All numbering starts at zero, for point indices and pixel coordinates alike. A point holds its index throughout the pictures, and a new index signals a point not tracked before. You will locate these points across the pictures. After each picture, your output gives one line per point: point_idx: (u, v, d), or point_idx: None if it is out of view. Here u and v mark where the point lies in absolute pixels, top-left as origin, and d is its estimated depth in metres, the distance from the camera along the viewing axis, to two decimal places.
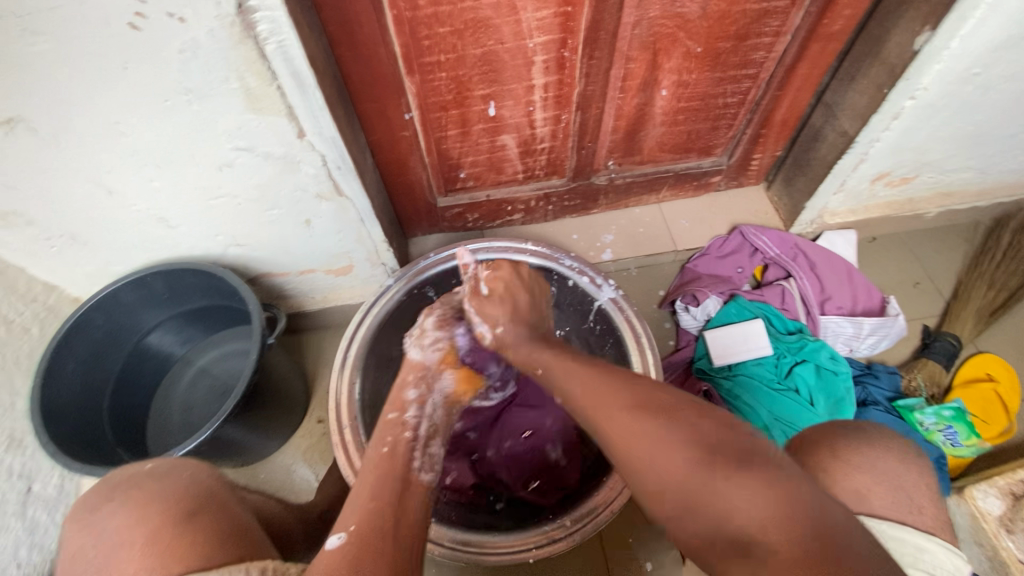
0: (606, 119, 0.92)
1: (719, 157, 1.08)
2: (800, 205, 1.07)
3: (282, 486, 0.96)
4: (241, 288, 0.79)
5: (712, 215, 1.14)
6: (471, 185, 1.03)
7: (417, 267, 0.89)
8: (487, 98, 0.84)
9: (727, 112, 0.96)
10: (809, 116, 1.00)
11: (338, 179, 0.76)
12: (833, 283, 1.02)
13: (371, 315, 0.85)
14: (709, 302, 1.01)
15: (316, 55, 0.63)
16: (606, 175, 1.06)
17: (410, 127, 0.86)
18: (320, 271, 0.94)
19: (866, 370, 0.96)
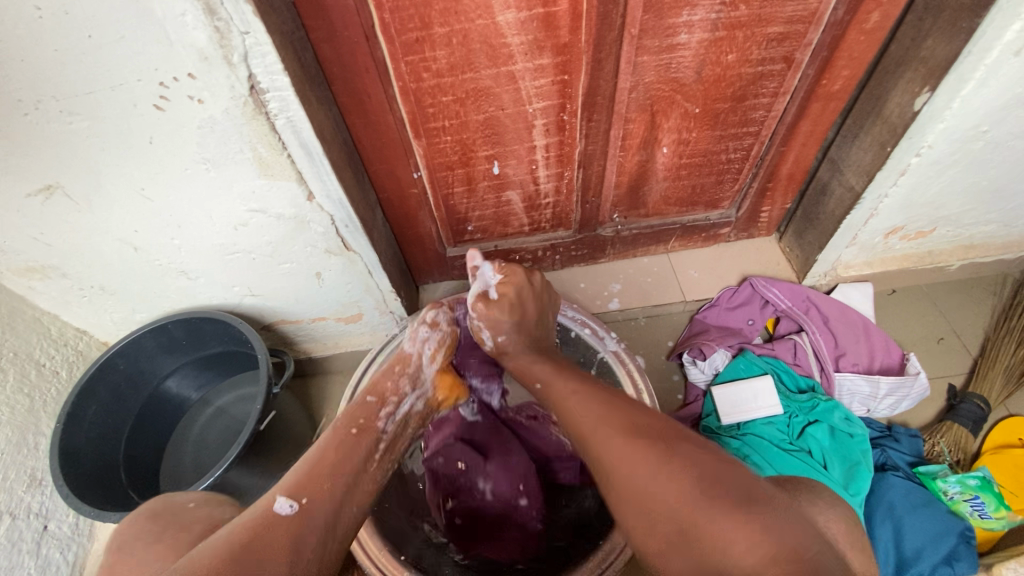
0: (609, 174, 0.95)
1: (726, 210, 1.08)
2: (811, 258, 1.05)
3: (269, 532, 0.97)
4: (252, 337, 0.83)
5: (722, 266, 1.13)
6: (479, 237, 1.05)
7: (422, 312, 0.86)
8: (491, 158, 0.87)
9: (731, 167, 0.97)
10: (816, 170, 1.00)
11: (346, 235, 0.80)
12: (849, 338, 0.99)
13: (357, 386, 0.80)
14: (716, 356, 0.99)
15: (324, 125, 0.68)
16: (612, 226, 1.08)
17: (418, 185, 0.90)
18: (331, 319, 0.98)
19: (885, 432, 0.92)
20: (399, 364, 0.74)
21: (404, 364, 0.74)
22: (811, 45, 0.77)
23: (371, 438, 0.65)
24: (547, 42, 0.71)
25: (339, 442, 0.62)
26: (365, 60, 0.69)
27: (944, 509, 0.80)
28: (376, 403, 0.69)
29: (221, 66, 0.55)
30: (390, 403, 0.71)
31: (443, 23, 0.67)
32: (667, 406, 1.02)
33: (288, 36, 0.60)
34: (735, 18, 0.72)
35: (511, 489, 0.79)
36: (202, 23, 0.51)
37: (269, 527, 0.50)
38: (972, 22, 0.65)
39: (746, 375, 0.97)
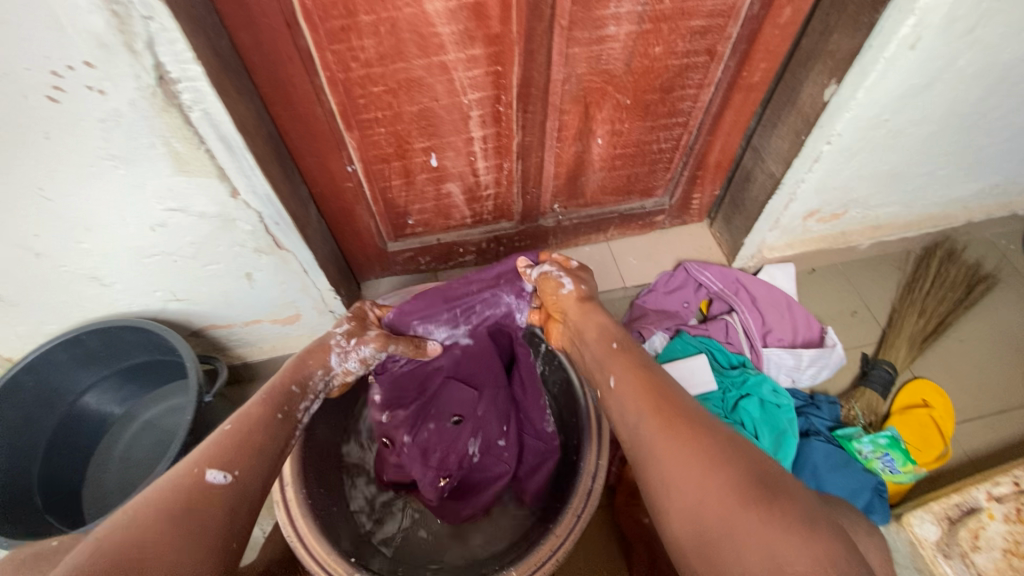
0: (547, 165, 0.96)
1: (660, 198, 1.12)
2: (739, 241, 1.11)
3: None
4: (179, 344, 0.78)
5: (659, 252, 1.18)
6: (420, 231, 1.04)
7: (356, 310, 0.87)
8: (427, 150, 0.86)
9: (663, 156, 1.01)
10: (741, 158, 1.05)
11: (276, 233, 0.77)
12: (774, 315, 1.05)
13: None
14: (654, 338, 1.03)
15: (246, 118, 0.65)
16: (553, 217, 1.09)
17: (353, 179, 0.88)
18: (266, 321, 0.94)
19: (808, 400, 0.99)
20: (320, 368, 0.71)
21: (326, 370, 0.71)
22: (731, 39, 0.81)
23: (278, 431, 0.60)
24: (478, 32, 0.70)
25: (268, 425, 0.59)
26: (287, 49, 0.66)
27: (860, 468, 0.88)
28: (299, 395, 0.66)
29: (122, 54, 0.51)
30: (308, 396, 0.68)
31: (369, 11, 0.65)
32: None
33: (199, 23, 0.56)
34: (660, 12, 0.74)
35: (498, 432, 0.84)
36: (97, 7, 0.47)
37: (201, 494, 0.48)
38: (871, 18, 0.70)
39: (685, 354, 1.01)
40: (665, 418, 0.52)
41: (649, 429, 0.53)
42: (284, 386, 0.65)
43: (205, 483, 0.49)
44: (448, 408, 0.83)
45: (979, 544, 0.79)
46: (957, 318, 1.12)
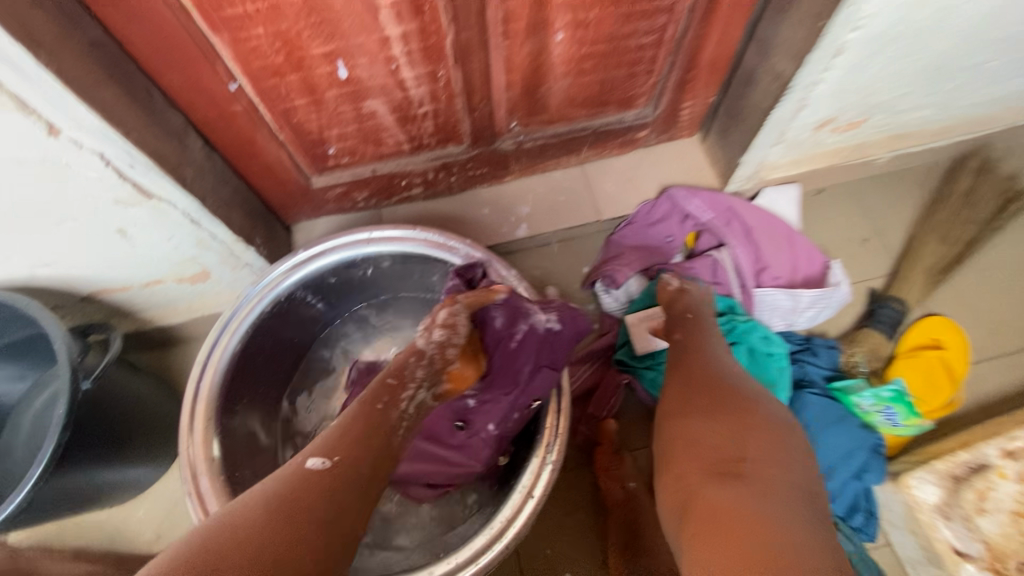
0: (496, 72, 0.76)
1: (643, 108, 0.92)
2: (735, 160, 0.92)
3: (121, 520, 0.85)
4: (44, 321, 0.64)
5: (641, 175, 1.00)
6: (348, 161, 0.86)
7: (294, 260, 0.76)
8: (331, 57, 0.66)
9: (644, 55, 0.80)
10: (742, 54, 0.84)
11: (137, 178, 0.60)
12: (772, 249, 0.90)
13: (212, 366, 0.70)
14: (630, 282, 0.88)
15: (32, 19, 0.46)
16: (512, 137, 0.90)
17: (242, 100, 0.68)
18: (170, 281, 0.79)
19: (804, 345, 0.87)
20: (412, 355, 0.63)
21: (419, 357, 0.63)
22: None
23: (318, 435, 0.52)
24: None
25: (365, 419, 0.55)
26: None
27: (857, 424, 0.78)
28: (398, 386, 0.60)
29: None
30: (409, 387, 0.61)
31: None
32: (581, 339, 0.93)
33: None
34: None
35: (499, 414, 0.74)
36: None
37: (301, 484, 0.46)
38: None
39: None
40: (712, 396, 0.59)
41: (686, 402, 0.60)
42: (381, 380, 0.60)
43: (303, 470, 0.48)
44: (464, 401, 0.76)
45: (984, 506, 0.73)
46: (982, 243, 0.97)
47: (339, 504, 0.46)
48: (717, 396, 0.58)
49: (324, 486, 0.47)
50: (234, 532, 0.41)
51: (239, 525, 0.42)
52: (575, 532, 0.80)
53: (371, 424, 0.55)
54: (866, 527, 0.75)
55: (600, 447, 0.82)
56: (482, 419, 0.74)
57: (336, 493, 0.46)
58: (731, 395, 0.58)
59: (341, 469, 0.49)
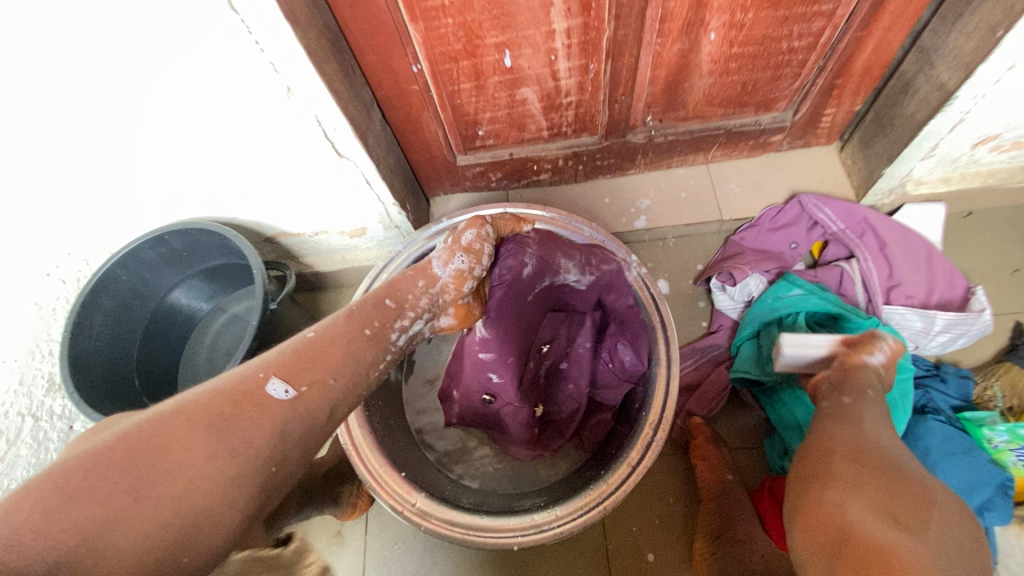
0: (643, 68, 0.80)
1: (782, 112, 0.92)
2: (877, 171, 0.90)
3: None
4: (247, 249, 0.79)
5: (769, 179, 0.99)
6: (492, 143, 0.95)
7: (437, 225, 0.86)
8: (500, 47, 0.74)
9: (793, 58, 0.80)
10: (901, 63, 0.82)
11: (335, 140, 0.72)
12: (906, 266, 0.87)
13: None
14: (749, 281, 0.89)
15: (294, 4, 0.57)
16: (645, 131, 0.94)
17: (419, 81, 0.79)
18: (333, 233, 0.92)
19: (931, 371, 0.83)
20: (422, 279, 0.66)
21: (428, 283, 0.67)
22: None
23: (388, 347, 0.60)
24: None
25: (349, 340, 0.56)
26: None
27: (986, 459, 0.73)
28: (395, 312, 0.62)
29: None
30: (405, 316, 0.63)
31: None
32: (687, 333, 0.95)
33: None
34: None
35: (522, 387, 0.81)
36: None
37: (258, 408, 0.46)
38: None
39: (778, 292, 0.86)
40: (852, 450, 0.54)
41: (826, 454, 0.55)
42: (378, 299, 0.62)
43: (263, 394, 0.47)
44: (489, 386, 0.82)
45: None
46: None
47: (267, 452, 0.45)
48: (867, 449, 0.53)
49: (279, 414, 0.47)
50: (173, 449, 0.40)
51: (168, 445, 0.40)
52: (663, 516, 0.83)
53: (352, 350, 0.56)
54: None
55: (696, 440, 0.83)
56: (507, 393, 0.79)
57: (290, 430, 0.47)
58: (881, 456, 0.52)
59: (303, 402, 0.48)
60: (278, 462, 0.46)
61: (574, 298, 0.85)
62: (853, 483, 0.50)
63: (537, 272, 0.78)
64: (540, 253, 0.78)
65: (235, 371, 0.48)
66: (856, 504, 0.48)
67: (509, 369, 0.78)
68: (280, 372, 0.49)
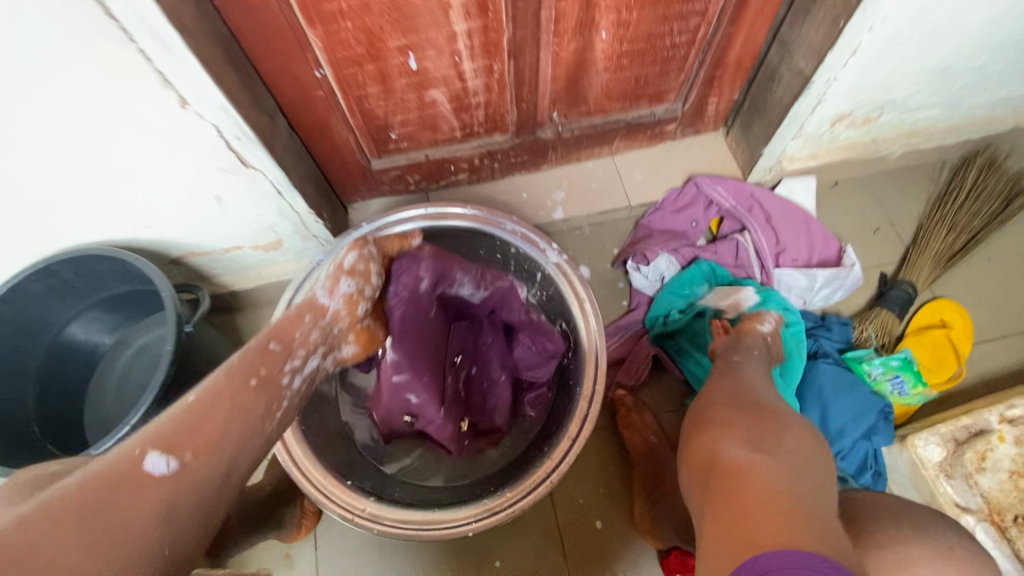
0: (544, 67, 0.85)
1: (672, 103, 1.01)
2: (757, 151, 1.01)
3: None
4: (151, 272, 0.73)
5: (668, 165, 1.08)
6: (406, 146, 0.95)
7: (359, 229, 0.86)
8: (404, 49, 0.75)
9: (676, 53, 0.88)
10: (766, 55, 0.92)
11: (240, 150, 0.70)
12: (790, 233, 0.98)
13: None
14: (659, 261, 0.96)
15: (181, 9, 0.55)
16: (552, 127, 0.99)
17: (324, 87, 0.78)
18: (247, 248, 0.89)
19: (818, 322, 0.94)
20: (308, 314, 0.66)
21: (315, 314, 0.66)
22: None
23: (278, 394, 0.58)
24: None
25: (234, 396, 0.53)
26: None
27: (867, 391, 0.84)
28: (280, 354, 0.60)
29: None
30: (295, 356, 0.62)
31: None
32: (611, 313, 1.01)
33: None
34: None
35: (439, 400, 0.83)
36: None
37: (140, 488, 0.44)
38: None
39: (692, 281, 0.95)
40: (731, 402, 0.65)
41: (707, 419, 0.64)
42: (260, 346, 0.59)
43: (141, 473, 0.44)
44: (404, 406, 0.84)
45: (984, 466, 0.80)
46: (989, 234, 1.04)
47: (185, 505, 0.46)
48: (742, 404, 0.64)
49: (165, 493, 0.45)
50: (43, 552, 0.39)
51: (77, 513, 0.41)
52: (607, 484, 0.88)
53: (239, 403, 0.54)
54: (875, 484, 0.82)
55: (619, 410, 0.89)
56: (427, 411, 0.83)
57: (177, 510, 0.45)
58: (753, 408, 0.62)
59: (191, 476, 0.46)
60: (172, 545, 0.44)
61: (472, 309, 0.91)
62: (730, 428, 0.60)
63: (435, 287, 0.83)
64: (435, 266, 0.82)
65: (112, 453, 0.46)
66: (730, 442, 0.58)
67: (426, 386, 0.82)
68: (161, 446, 0.47)
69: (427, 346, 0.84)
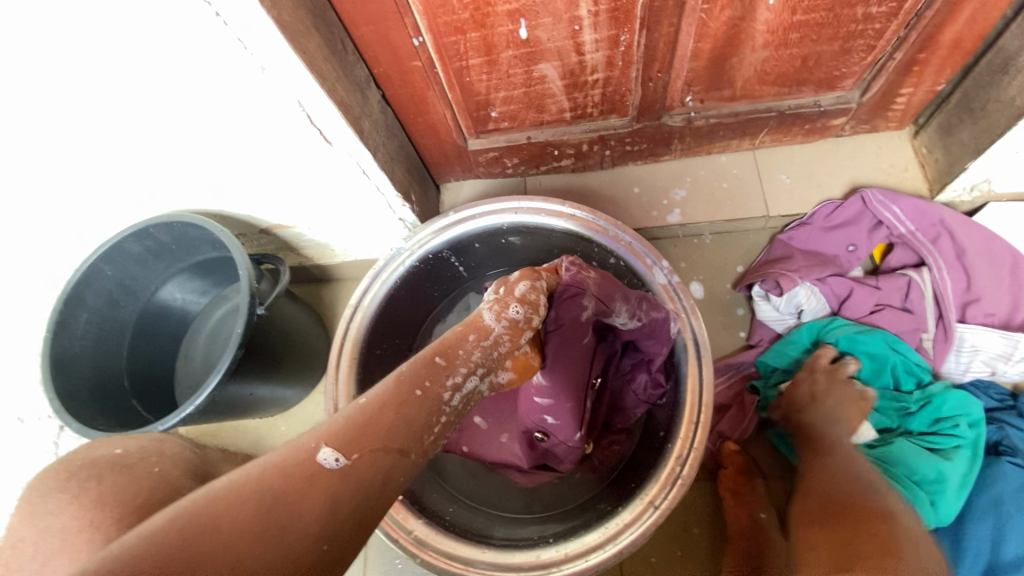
0: (685, 40, 0.68)
1: (847, 91, 0.78)
2: (959, 165, 0.76)
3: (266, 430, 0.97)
4: (230, 244, 0.71)
5: (826, 170, 0.86)
6: (507, 126, 0.84)
7: (446, 221, 0.77)
8: (515, 15, 0.63)
9: (868, 27, 0.67)
10: (1006, 32, 0.66)
11: (322, 128, 0.63)
12: (988, 277, 0.74)
13: (362, 310, 0.75)
14: (797, 291, 0.78)
15: None
16: (683, 113, 0.82)
17: (422, 57, 0.68)
18: (333, 226, 0.85)
19: (1007, 403, 0.73)
20: (473, 333, 0.57)
21: (480, 335, 0.57)
22: None
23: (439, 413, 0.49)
24: None
25: (401, 403, 0.47)
26: None
27: None
28: (446, 369, 0.52)
29: None
30: (459, 372, 0.53)
31: None
32: (722, 344, 0.85)
33: None
34: None
35: (575, 432, 0.73)
36: None
37: (310, 481, 0.38)
38: None
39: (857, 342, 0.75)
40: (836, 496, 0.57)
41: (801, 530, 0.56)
42: (427, 357, 0.52)
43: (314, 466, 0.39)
44: (536, 425, 0.76)
45: None
46: None
47: (345, 515, 0.39)
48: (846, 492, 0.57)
49: (332, 489, 0.39)
50: (221, 526, 0.34)
51: (223, 520, 0.34)
52: (687, 548, 0.75)
53: (404, 413, 0.47)
54: None
55: (724, 469, 0.75)
56: (560, 433, 0.74)
57: (340, 509, 0.38)
58: (857, 504, 0.55)
59: (356, 474, 0.40)
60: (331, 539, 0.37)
61: (614, 330, 0.76)
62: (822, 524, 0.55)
63: (597, 315, 0.70)
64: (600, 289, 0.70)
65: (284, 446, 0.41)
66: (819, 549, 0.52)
67: (567, 413, 0.72)
68: (336, 441, 0.42)
69: (573, 373, 0.72)
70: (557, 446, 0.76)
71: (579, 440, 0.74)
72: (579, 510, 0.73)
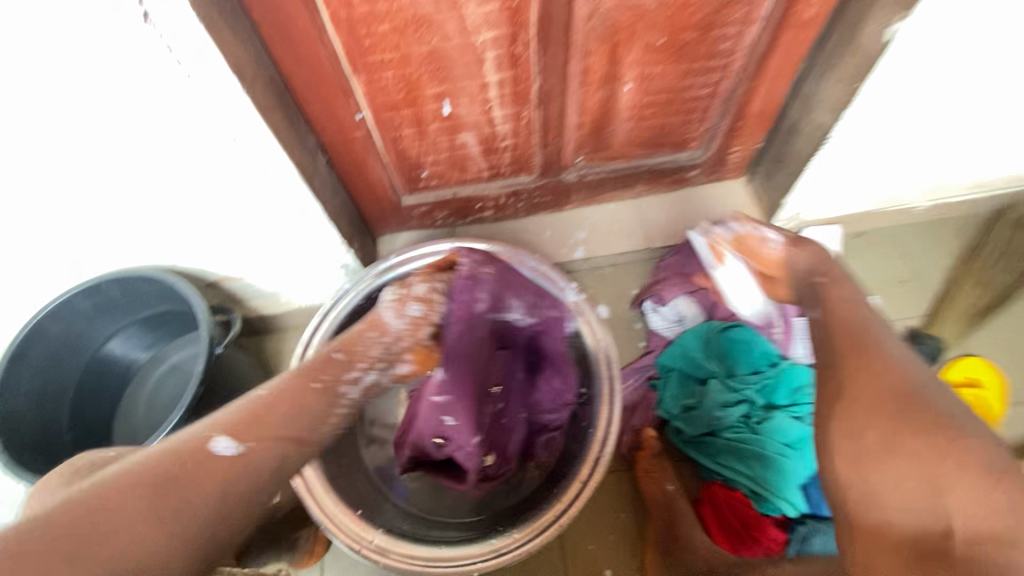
0: (570, 114, 0.89)
1: (695, 150, 1.03)
2: (778, 201, 1.02)
3: None
4: (189, 292, 0.78)
5: (690, 210, 1.10)
6: (436, 184, 1.00)
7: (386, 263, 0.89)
8: (440, 96, 0.81)
9: (698, 105, 0.92)
10: (787, 108, 0.94)
11: (280, 185, 0.75)
12: None
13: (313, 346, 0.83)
14: (677, 303, 0.97)
15: (241, 60, 0.61)
16: (576, 170, 1.03)
17: (363, 128, 0.83)
18: (281, 275, 0.94)
19: None
20: None
21: None
22: None
23: None
24: None
25: (304, 395, 0.63)
26: None
27: None
28: None
29: None
30: None
31: None
32: (628, 353, 1.02)
33: None
34: None
35: (472, 433, 0.79)
36: None
37: (184, 464, 0.52)
38: None
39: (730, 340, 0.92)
40: None
41: None
42: None
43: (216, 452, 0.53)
44: (438, 431, 0.81)
45: None
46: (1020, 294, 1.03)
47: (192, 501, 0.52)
48: None
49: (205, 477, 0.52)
50: (119, 520, 0.47)
51: (105, 505, 0.47)
52: (616, 529, 0.87)
53: (306, 405, 0.63)
54: None
55: (641, 451, 0.88)
56: (458, 437, 0.79)
57: (220, 492, 0.53)
58: None
59: (248, 456, 0.55)
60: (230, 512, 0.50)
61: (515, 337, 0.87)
62: None
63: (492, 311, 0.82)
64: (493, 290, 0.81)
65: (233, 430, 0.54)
66: None
67: (463, 415, 0.78)
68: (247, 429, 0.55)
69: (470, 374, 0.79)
70: (457, 451, 0.81)
71: (476, 444, 0.79)
72: (521, 507, 0.83)
